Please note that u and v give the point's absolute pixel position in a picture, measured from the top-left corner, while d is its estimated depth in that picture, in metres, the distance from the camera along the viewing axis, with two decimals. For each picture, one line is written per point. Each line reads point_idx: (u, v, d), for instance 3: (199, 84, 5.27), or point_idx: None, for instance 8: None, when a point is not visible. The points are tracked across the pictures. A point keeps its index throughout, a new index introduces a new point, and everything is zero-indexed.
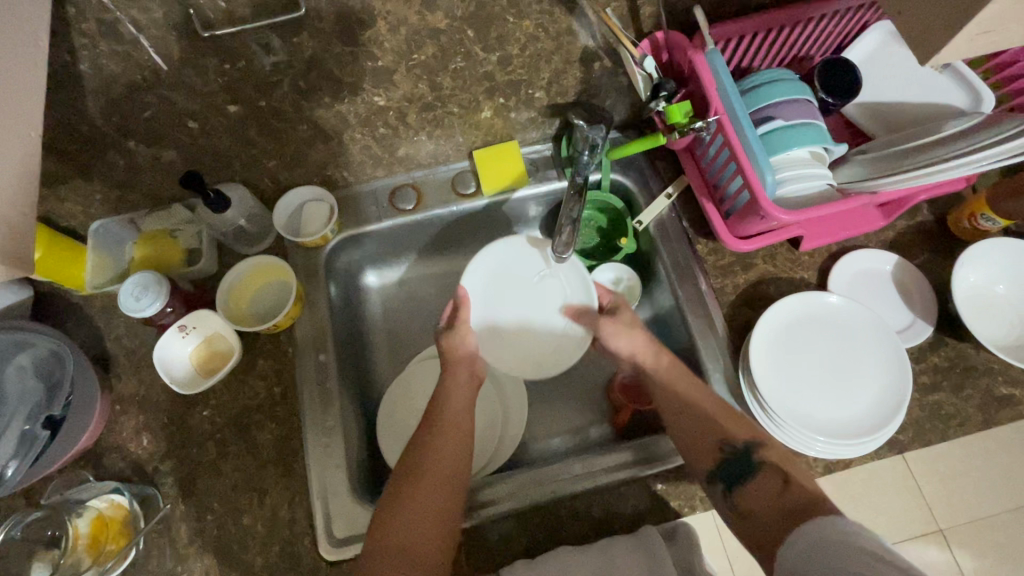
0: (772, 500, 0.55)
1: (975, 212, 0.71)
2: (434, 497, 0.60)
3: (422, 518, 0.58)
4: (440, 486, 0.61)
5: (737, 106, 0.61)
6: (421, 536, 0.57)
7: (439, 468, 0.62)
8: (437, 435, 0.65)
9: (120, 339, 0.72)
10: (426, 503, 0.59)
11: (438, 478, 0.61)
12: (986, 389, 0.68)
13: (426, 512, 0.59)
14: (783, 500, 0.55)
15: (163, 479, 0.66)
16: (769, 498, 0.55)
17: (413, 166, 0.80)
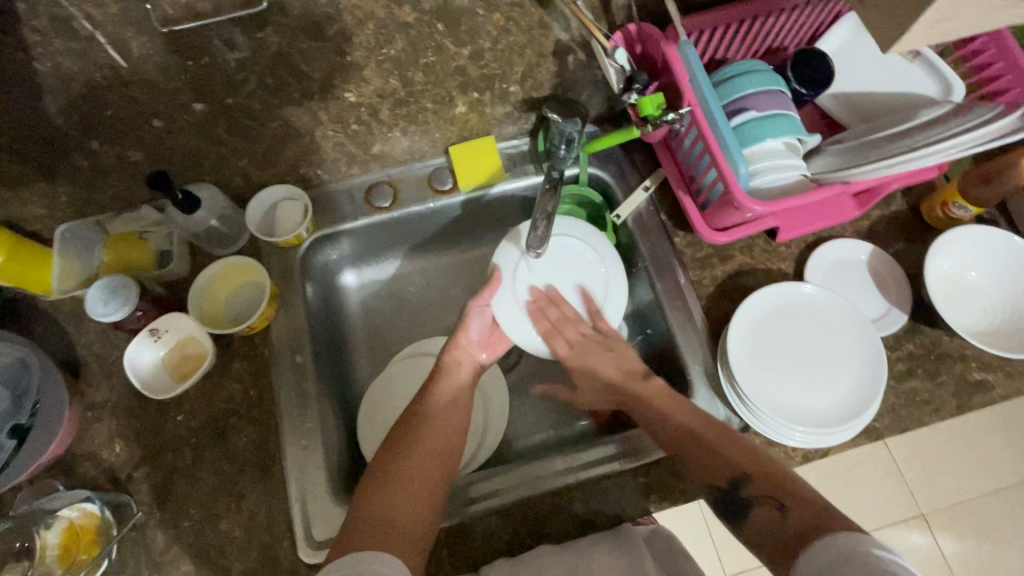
0: (772, 518, 0.55)
1: (947, 201, 0.72)
2: (422, 475, 0.62)
3: (407, 495, 0.59)
4: (425, 462, 0.63)
5: (709, 97, 0.61)
6: (405, 513, 0.57)
7: (427, 446, 0.65)
8: (426, 419, 0.68)
9: (90, 344, 0.70)
10: (414, 481, 0.61)
11: (425, 455, 0.64)
12: (960, 375, 0.69)
13: (410, 489, 0.60)
14: (780, 514, 0.55)
15: (137, 486, 0.65)
16: (767, 519, 0.56)
17: (389, 163, 0.79)
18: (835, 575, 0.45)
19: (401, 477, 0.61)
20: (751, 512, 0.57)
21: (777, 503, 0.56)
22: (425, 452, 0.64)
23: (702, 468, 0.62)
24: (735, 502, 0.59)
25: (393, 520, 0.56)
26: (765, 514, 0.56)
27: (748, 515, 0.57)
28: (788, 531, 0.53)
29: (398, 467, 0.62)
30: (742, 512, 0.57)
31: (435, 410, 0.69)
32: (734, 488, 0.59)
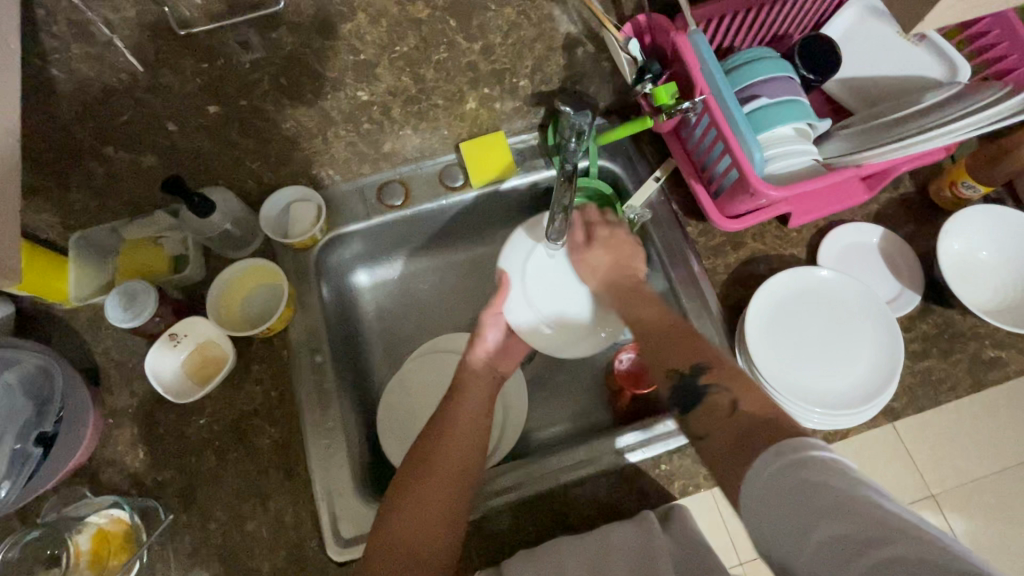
0: (720, 412, 0.53)
1: (956, 180, 0.73)
2: (446, 488, 0.59)
3: (431, 505, 0.57)
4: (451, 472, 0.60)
5: (722, 85, 0.61)
6: (427, 522, 0.56)
7: (454, 456, 0.61)
8: (453, 426, 0.64)
9: (109, 351, 0.70)
10: (436, 489, 0.59)
11: (450, 465, 0.61)
12: (974, 353, 0.69)
13: (434, 499, 0.58)
14: (730, 410, 0.52)
15: (163, 490, 0.65)
16: (715, 414, 0.53)
17: (399, 162, 0.80)
18: (801, 495, 0.40)
19: (422, 489, 0.58)
20: (703, 401, 0.54)
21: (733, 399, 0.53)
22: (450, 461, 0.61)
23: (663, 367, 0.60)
24: (690, 392, 0.56)
25: (416, 542, 0.55)
26: (716, 402, 0.54)
27: (698, 406, 0.55)
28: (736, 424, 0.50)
29: (421, 476, 0.60)
30: (698, 412, 0.54)
31: (463, 415, 0.66)
32: (695, 371, 0.57)
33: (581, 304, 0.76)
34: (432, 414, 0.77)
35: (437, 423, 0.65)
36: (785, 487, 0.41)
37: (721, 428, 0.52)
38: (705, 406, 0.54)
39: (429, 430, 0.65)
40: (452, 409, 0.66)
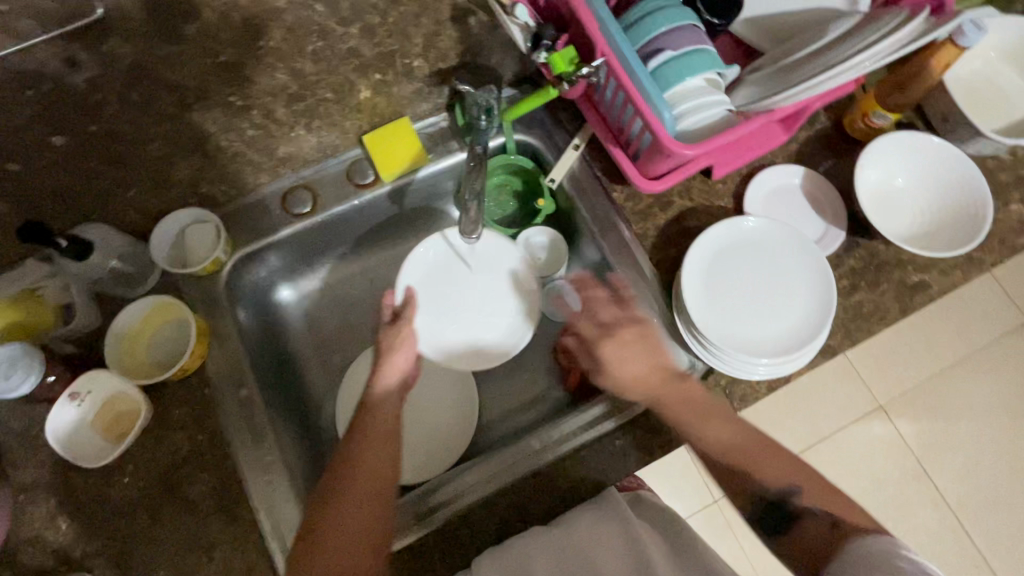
0: (822, 536, 0.53)
1: (868, 111, 0.72)
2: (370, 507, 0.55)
3: (349, 538, 0.53)
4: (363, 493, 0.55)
5: (622, 44, 0.58)
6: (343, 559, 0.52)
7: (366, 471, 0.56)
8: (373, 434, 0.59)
9: (6, 424, 0.63)
10: (351, 517, 0.54)
11: (362, 484, 0.56)
12: (899, 280, 0.71)
13: (348, 525, 0.53)
14: (831, 534, 0.53)
15: (95, 560, 0.60)
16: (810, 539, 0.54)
17: (299, 164, 0.72)
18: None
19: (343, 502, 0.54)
20: (794, 528, 0.55)
21: (832, 523, 0.53)
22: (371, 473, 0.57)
23: (758, 474, 0.57)
24: (780, 515, 0.56)
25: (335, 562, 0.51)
26: (810, 530, 0.54)
27: (791, 530, 0.55)
28: (832, 550, 0.52)
29: (334, 497, 0.55)
30: (789, 536, 0.55)
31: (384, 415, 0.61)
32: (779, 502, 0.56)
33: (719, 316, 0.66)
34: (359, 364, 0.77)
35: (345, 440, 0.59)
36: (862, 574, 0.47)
37: (821, 554, 0.52)
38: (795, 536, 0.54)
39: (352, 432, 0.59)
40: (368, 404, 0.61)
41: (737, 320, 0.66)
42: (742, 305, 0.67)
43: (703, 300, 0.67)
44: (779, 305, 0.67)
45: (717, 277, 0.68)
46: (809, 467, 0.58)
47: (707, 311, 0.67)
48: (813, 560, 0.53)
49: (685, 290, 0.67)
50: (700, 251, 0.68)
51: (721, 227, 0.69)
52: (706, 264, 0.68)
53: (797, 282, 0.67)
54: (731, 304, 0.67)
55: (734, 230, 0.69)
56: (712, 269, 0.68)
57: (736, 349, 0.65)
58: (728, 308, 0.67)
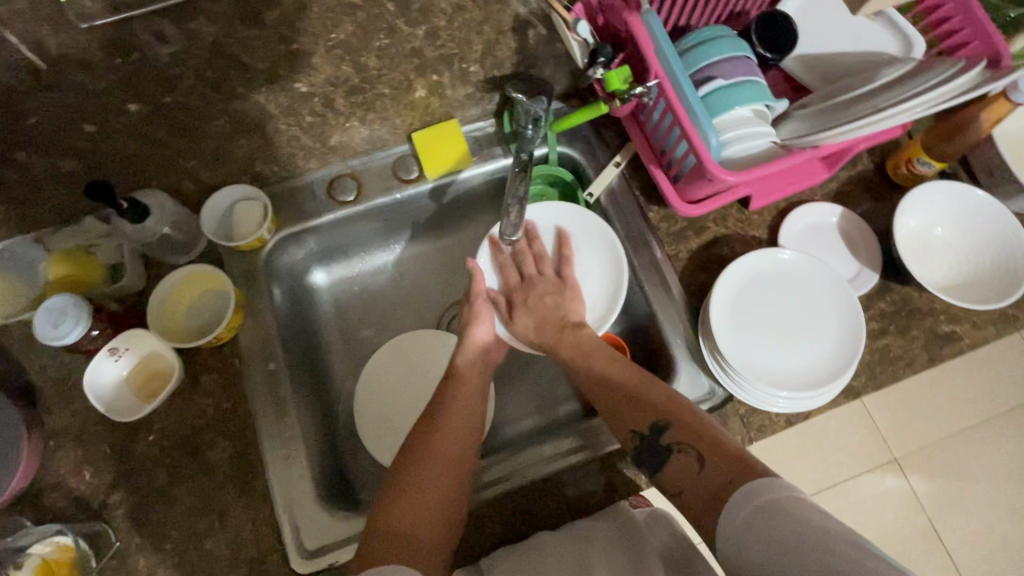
0: (688, 467, 0.56)
1: (912, 157, 0.73)
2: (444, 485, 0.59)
3: (422, 508, 0.57)
4: (443, 466, 0.60)
5: (676, 68, 0.59)
6: (417, 526, 0.55)
7: (447, 450, 0.62)
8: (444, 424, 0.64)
9: (46, 370, 0.66)
10: (429, 488, 0.58)
11: (444, 461, 0.61)
12: (930, 328, 0.70)
13: (426, 493, 0.58)
14: (696, 466, 0.56)
15: (113, 512, 0.62)
16: (681, 470, 0.57)
17: (349, 155, 0.75)
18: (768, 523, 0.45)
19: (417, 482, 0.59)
20: (666, 459, 0.58)
21: (698, 454, 0.56)
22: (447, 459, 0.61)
23: (633, 412, 0.62)
24: (652, 448, 0.60)
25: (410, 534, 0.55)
26: (679, 460, 0.57)
27: (664, 463, 0.58)
28: (704, 486, 0.54)
29: (411, 469, 0.60)
30: (665, 469, 0.58)
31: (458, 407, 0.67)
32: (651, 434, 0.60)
33: (744, 345, 0.67)
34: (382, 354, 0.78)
35: (424, 421, 0.65)
36: (756, 526, 0.46)
37: (693, 486, 0.55)
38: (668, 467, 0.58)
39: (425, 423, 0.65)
40: (450, 387, 0.69)
41: (762, 351, 0.67)
42: (769, 337, 0.67)
43: (731, 327, 0.67)
44: (805, 341, 0.67)
45: (747, 305, 0.68)
46: (683, 409, 0.61)
47: (733, 339, 0.67)
48: (689, 494, 0.55)
49: (714, 315, 0.67)
50: (733, 278, 0.69)
51: (755, 256, 0.69)
52: (737, 292, 0.69)
53: (826, 319, 0.67)
54: (757, 334, 0.67)
55: (769, 261, 0.69)
56: (742, 297, 0.69)
57: (759, 380, 0.65)
58: (754, 338, 0.67)
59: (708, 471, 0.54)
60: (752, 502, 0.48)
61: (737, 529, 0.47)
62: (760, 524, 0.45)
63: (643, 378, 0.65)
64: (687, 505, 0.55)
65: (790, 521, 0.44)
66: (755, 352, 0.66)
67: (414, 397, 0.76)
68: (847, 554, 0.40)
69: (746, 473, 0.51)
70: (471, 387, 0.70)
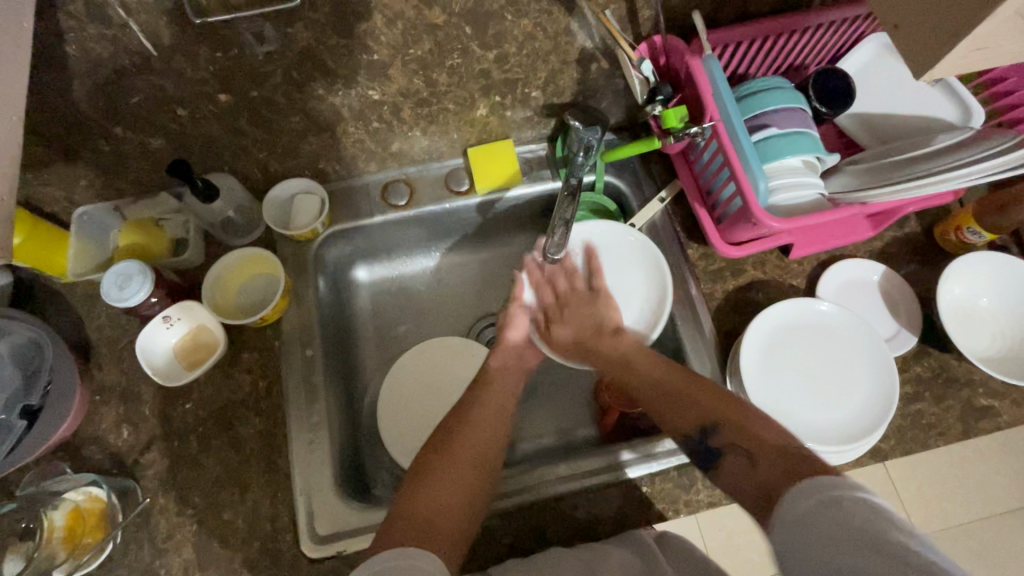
0: (740, 465, 0.53)
1: (962, 225, 0.72)
2: (465, 483, 0.60)
3: (445, 500, 0.57)
4: (467, 464, 0.61)
5: (732, 113, 0.62)
6: (440, 516, 0.56)
7: (471, 448, 0.63)
8: (474, 427, 0.65)
9: (103, 329, 0.71)
10: (451, 482, 0.59)
11: (470, 460, 0.62)
12: (967, 400, 0.69)
13: (448, 485, 0.59)
14: (747, 462, 0.52)
15: (143, 471, 0.65)
16: (735, 468, 0.53)
17: (407, 162, 0.79)
18: (820, 522, 0.41)
19: (442, 478, 0.59)
20: (720, 461, 0.55)
21: (749, 454, 0.52)
22: (475, 459, 0.62)
23: (681, 415, 0.60)
24: (705, 450, 0.57)
25: (433, 523, 0.55)
26: (734, 461, 0.54)
27: (716, 463, 0.55)
28: (756, 483, 0.50)
29: (440, 462, 0.61)
30: (719, 469, 0.55)
31: (486, 411, 0.67)
32: (702, 432, 0.57)
33: (772, 391, 0.66)
34: (411, 355, 0.80)
35: (454, 420, 0.66)
36: (819, 520, 0.42)
37: (746, 484, 0.51)
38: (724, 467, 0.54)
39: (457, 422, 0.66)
40: (482, 388, 0.70)
41: (790, 399, 0.66)
42: (799, 386, 0.67)
43: (762, 372, 0.67)
44: (835, 394, 0.66)
45: (781, 352, 0.68)
46: (732, 406, 0.58)
47: (762, 383, 0.67)
48: (743, 495, 0.51)
49: (746, 357, 0.67)
50: (769, 322, 0.69)
51: (794, 304, 0.70)
52: (772, 338, 0.69)
53: (860, 376, 0.67)
54: (787, 382, 0.67)
55: (808, 311, 0.69)
56: (776, 343, 0.69)
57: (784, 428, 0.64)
58: (783, 385, 0.67)
59: (764, 471, 0.50)
60: (816, 495, 0.43)
61: (791, 521, 0.44)
62: (823, 517, 0.42)
63: (691, 378, 0.63)
64: (748, 505, 0.51)
65: (855, 518, 0.40)
66: (783, 400, 0.66)
67: (438, 401, 0.78)
68: (929, 569, 0.36)
69: (799, 469, 0.47)
70: (501, 394, 0.70)
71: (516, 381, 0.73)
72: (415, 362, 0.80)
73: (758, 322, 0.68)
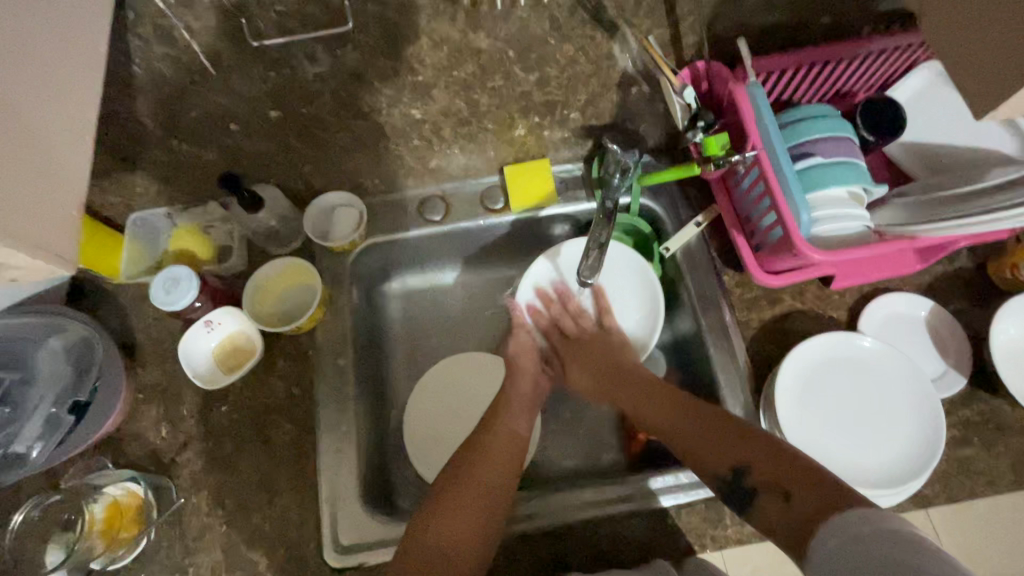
0: (775, 505, 0.51)
1: (1018, 262, 0.69)
2: (478, 511, 0.60)
3: (458, 530, 0.58)
4: (481, 492, 0.62)
5: (776, 142, 0.61)
6: (452, 548, 0.57)
7: (483, 477, 0.64)
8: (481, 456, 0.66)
9: (148, 330, 0.74)
10: (467, 513, 0.60)
11: (482, 489, 0.63)
12: (1020, 448, 0.65)
13: (462, 515, 0.59)
14: (782, 501, 0.50)
15: (178, 471, 0.67)
16: (771, 506, 0.51)
17: (445, 179, 0.77)
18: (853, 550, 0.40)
19: (458, 506, 0.60)
20: (756, 503, 0.53)
21: (782, 490, 0.51)
22: (486, 488, 0.63)
23: (705, 457, 0.59)
24: (737, 490, 0.55)
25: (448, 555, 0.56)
26: (769, 499, 0.52)
27: (752, 502, 0.54)
28: (792, 520, 0.48)
29: (457, 491, 0.62)
30: (756, 512, 0.53)
31: (499, 442, 0.69)
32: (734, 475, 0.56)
33: (807, 427, 0.65)
34: (438, 369, 0.81)
35: (471, 449, 0.68)
36: (851, 550, 0.41)
37: (782, 524, 0.49)
38: (759, 508, 0.53)
39: (468, 452, 0.67)
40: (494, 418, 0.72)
41: (826, 437, 0.64)
42: (836, 424, 0.65)
43: (797, 409, 0.65)
44: (875, 434, 0.64)
45: (818, 387, 0.66)
46: (756, 442, 0.57)
47: (797, 418, 0.65)
48: (781, 536, 0.49)
49: (780, 393, 0.65)
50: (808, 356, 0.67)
51: (834, 337, 0.67)
52: (809, 373, 0.67)
53: (902, 416, 0.64)
54: (824, 419, 0.65)
55: (846, 345, 0.67)
56: (812, 378, 0.66)
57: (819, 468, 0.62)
58: (818, 422, 0.65)
59: (800, 508, 0.48)
60: (855, 528, 0.42)
61: (829, 553, 0.42)
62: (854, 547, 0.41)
63: (717, 415, 0.62)
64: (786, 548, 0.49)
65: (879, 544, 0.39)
66: (819, 440, 0.64)
67: (465, 417, 0.79)
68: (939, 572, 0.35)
69: (834, 497, 0.46)
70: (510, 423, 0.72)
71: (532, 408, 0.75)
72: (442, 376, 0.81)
73: (794, 356, 0.66)
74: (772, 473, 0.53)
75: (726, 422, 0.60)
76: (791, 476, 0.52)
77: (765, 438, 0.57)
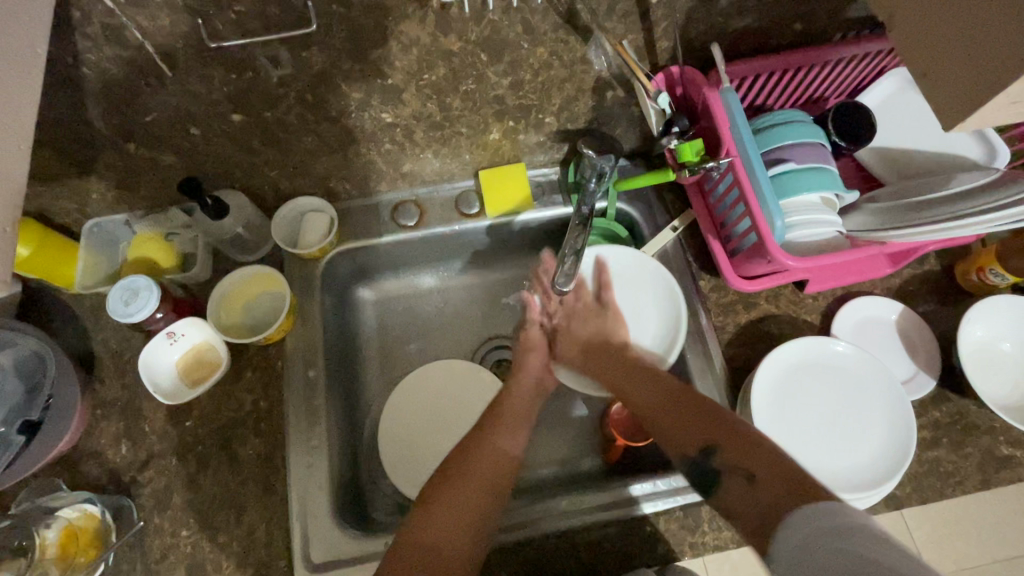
0: (738, 486, 0.50)
1: (984, 266, 0.70)
2: (473, 508, 0.59)
3: (450, 531, 0.56)
4: (477, 491, 0.60)
5: (750, 148, 0.61)
6: (448, 546, 0.55)
7: (479, 477, 0.62)
8: (478, 454, 0.64)
9: (107, 342, 0.70)
10: (460, 511, 0.58)
11: (477, 485, 0.61)
12: (986, 448, 0.67)
13: (454, 514, 0.58)
14: (746, 483, 0.50)
15: (140, 490, 0.64)
16: (734, 486, 0.50)
17: (417, 183, 0.79)
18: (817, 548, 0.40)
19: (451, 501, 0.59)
20: (719, 481, 0.52)
21: (748, 473, 0.50)
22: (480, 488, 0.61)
23: (678, 438, 0.58)
24: (704, 472, 0.54)
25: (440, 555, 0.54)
26: (732, 482, 0.51)
27: (717, 484, 0.52)
28: (754, 506, 0.47)
29: (447, 491, 0.60)
30: (717, 493, 0.52)
31: (495, 440, 0.66)
32: (703, 453, 0.55)
33: (783, 433, 0.65)
34: (413, 377, 0.79)
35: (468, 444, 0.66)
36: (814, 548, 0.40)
37: (744, 507, 0.49)
38: (723, 489, 0.52)
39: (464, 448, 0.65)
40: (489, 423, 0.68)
41: (801, 442, 0.64)
42: (812, 428, 0.65)
43: (777, 414, 0.65)
44: (848, 438, 0.64)
45: (794, 392, 0.66)
46: (725, 424, 0.56)
47: (775, 423, 0.65)
48: (745, 519, 0.48)
49: (759, 396, 0.66)
50: (784, 361, 0.67)
51: (809, 341, 0.68)
52: (785, 377, 0.67)
53: (874, 419, 0.65)
54: (799, 424, 0.65)
55: (820, 349, 0.68)
56: (788, 382, 0.67)
57: None
58: (795, 428, 0.65)
59: (766, 490, 0.48)
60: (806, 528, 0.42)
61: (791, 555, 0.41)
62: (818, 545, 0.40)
63: (683, 391, 0.62)
64: (742, 526, 0.48)
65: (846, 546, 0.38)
66: (796, 445, 0.64)
67: (443, 428, 0.76)
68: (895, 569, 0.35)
69: (807, 496, 0.44)
70: (506, 419, 0.69)
71: (529, 406, 0.72)
72: (418, 386, 0.79)
73: (771, 359, 0.66)
74: (736, 451, 0.53)
75: (693, 399, 0.60)
76: (760, 455, 0.51)
77: (733, 419, 0.56)
